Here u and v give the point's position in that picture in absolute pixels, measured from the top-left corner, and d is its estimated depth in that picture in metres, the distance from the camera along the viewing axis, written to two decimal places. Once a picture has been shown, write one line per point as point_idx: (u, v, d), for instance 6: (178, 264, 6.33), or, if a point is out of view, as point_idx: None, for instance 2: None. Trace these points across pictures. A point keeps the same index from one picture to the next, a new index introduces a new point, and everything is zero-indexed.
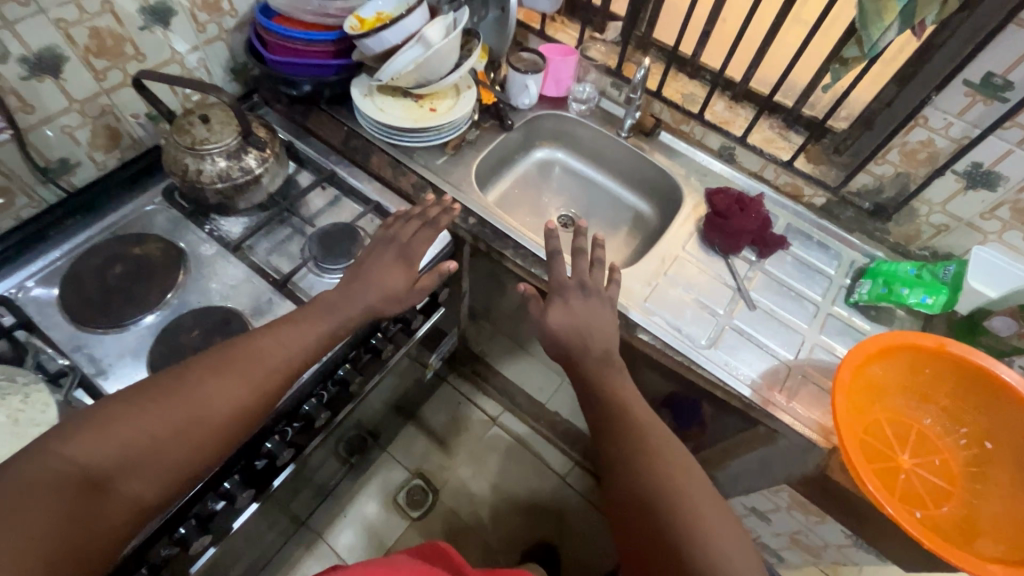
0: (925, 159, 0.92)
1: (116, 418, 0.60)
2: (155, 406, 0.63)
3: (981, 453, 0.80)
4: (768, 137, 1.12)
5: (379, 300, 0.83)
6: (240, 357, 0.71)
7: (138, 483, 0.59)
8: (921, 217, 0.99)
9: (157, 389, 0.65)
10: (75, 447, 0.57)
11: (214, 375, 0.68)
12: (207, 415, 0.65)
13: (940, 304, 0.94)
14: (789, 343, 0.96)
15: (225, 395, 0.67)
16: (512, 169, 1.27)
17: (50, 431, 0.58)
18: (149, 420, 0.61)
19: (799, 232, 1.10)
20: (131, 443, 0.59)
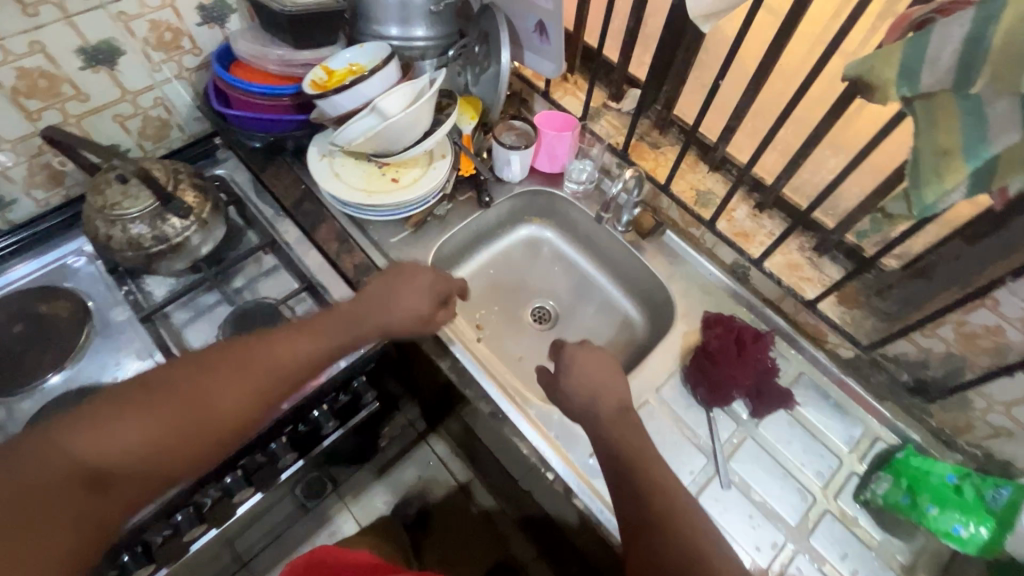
0: (989, 349, 0.69)
1: (117, 416, 0.54)
2: (165, 409, 0.56)
3: None
4: (792, 261, 0.91)
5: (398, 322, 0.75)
6: (250, 360, 0.63)
7: (132, 485, 0.54)
8: (975, 411, 0.75)
9: (166, 386, 0.58)
10: (76, 441, 0.52)
11: (227, 371, 0.61)
12: (219, 412, 0.59)
13: (977, 541, 0.71)
14: (764, 544, 0.76)
15: (237, 396, 0.61)
16: (492, 247, 1.12)
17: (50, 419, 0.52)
18: (155, 417, 0.55)
19: (812, 387, 0.89)
20: (137, 440, 0.54)
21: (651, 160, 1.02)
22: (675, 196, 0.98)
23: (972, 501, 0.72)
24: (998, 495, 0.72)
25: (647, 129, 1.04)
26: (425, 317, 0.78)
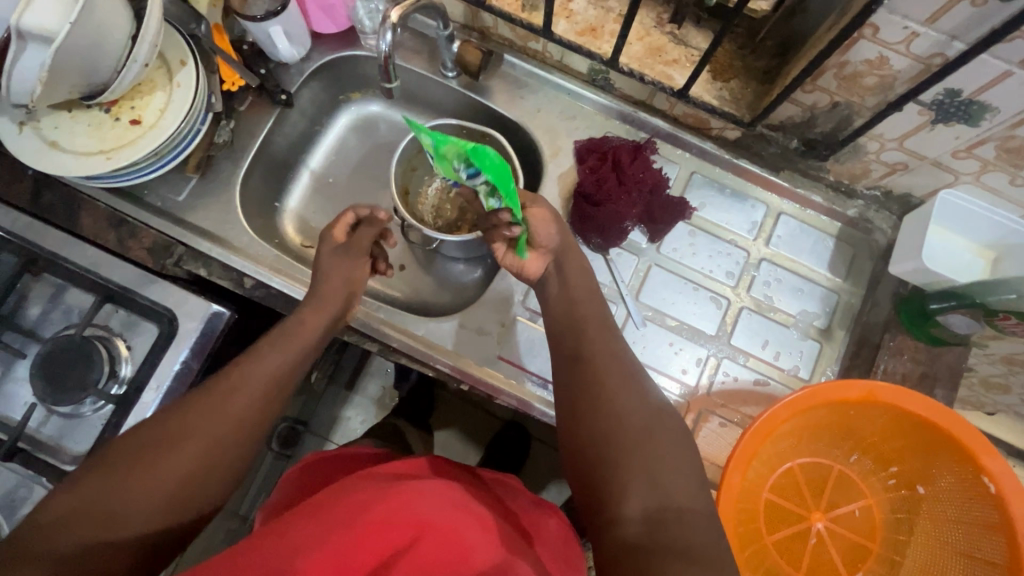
0: (874, 86, 0.59)
1: (176, 438, 0.52)
2: (179, 446, 0.51)
3: (907, 495, 0.65)
4: (654, 44, 0.74)
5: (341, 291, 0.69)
6: (218, 398, 0.55)
7: (133, 546, 0.48)
8: (870, 154, 0.68)
9: (143, 440, 0.51)
10: (188, 441, 0.52)
11: (244, 366, 0.58)
12: (244, 400, 0.56)
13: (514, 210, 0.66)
14: (688, 364, 0.75)
15: (233, 417, 0.55)
16: (318, 152, 0.90)
17: (178, 408, 0.54)
18: (134, 478, 0.49)
19: (707, 185, 0.80)
20: (195, 461, 0.51)
21: None
22: (496, 8, 0.76)
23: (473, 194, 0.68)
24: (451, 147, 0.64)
25: None
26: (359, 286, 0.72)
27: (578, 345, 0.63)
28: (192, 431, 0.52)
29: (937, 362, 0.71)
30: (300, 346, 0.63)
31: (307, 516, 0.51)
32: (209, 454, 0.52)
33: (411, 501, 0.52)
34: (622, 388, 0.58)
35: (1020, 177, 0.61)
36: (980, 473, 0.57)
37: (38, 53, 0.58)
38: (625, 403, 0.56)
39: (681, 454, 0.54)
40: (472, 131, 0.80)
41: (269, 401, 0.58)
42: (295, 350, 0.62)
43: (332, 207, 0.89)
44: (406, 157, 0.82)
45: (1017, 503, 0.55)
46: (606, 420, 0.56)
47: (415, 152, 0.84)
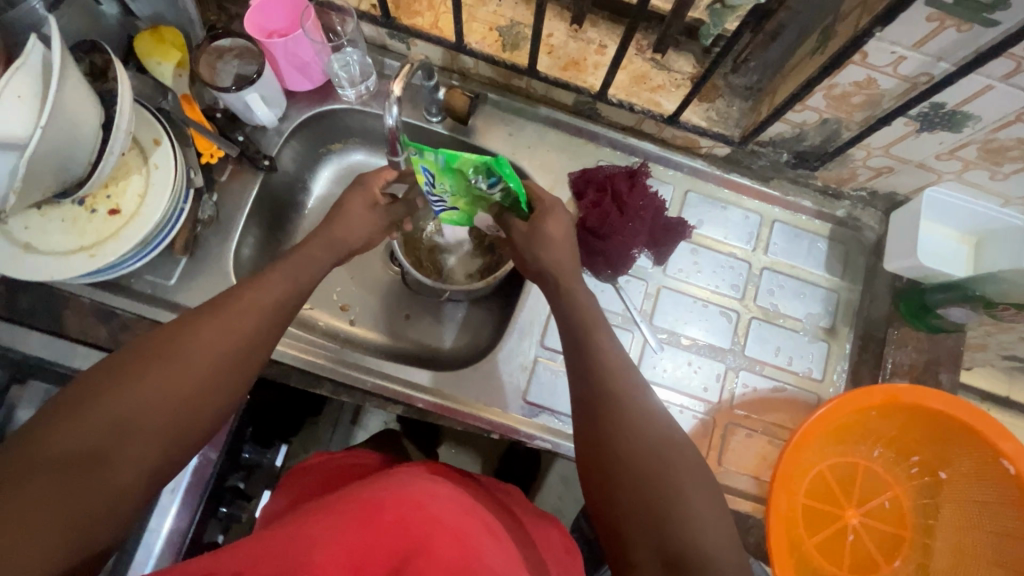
0: (863, 103, 0.61)
1: (179, 347, 0.50)
2: (181, 354, 0.50)
3: (931, 482, 0.69)
4: (638, 72, 0.75)
5: (346, 234, 0.64)
6: (226, 311, 0.53)
7: (140, 449, 0.46)
8: (857, 161, 0.71)
9: (152, 344, 0.50)
10: (193, 349, 0.50)
11: (247, 286, 0.56)
12: (248, 317, 0.54)
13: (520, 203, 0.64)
14: (709, 381, 0.77)
15: (238, 331, 0.53)
16: (304, 209, 0.87)
17: (183, 319, 0.52)
18: (143, 380, 0.47)
19: (702, 201, 0.81)
20: (198, 370, 0.50)
21: (428, 12, 0.74)
22: (478, 51, 0.75)
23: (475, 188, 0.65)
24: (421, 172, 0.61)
25: None
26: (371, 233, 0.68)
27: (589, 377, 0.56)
28: (202, 338, 0.51)
29: (938, 348, 0.75)
30: (303, 275, 0.60)
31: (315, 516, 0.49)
32: (216, 364, 0.51)
33: (424, 505, 0.50)
34: (639, 424, 0.53)
35: (1000, 172, 0.64)
36: (998, 457, 0.61)
37: (6, 159, 0.52)
38: (644, 447, 0.51)
39: (705, 496, 0.50)
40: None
41: (272, 323, 0.56)
42: (298, 277, 0.59)
43: None
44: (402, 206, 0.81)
45: None
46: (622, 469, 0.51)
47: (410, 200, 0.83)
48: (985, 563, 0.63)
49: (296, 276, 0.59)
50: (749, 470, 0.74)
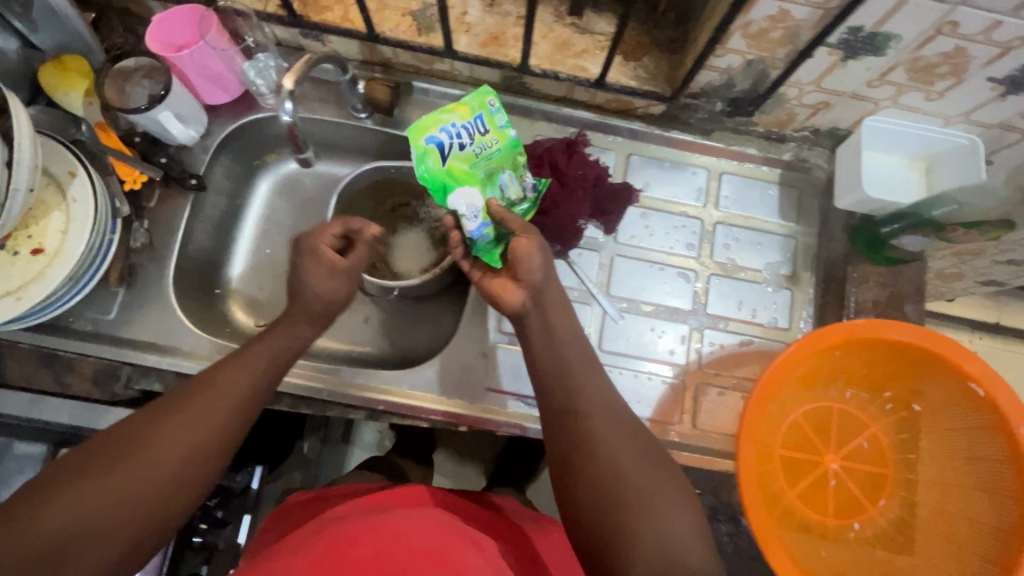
0: (782, 38, 0.59)
1: (147, 438, 0.48)
2: (149, 447, 0.48)
3: (907, 415, 0.67)
4: (560, 39, 0.72)
5: (328, 298, 0.60)
6: (202, 392, 0.52)
7: (104, 548, 0.45)
8: (791, 101, 0.69)
9: (123, 438, 0.48)
10: (161, 440, 0.48)
11: (224, 367, 0.54)
12: (223, 401, 0.52)
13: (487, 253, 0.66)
14: (674, 344, 0.75)
15: (213, 416, 0.51)
16: (246, 225, 0.85)
17: (154, 407, 0.51)
18: (114, 477, 0.46)
19: (646, 163, 0.79)
20: (169, 462, 0.48)
21: (336, 5, 0.72)
22: (393, 39, 0.73)
23: (472, 161, 0.65)
24: (500, 116, 0.67)
25: None
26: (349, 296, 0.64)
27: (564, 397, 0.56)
28: (174, 423, 0.49)
29: (900, 279, 0.73)
30: (283, 350, 0.58)
31: (288, 555, 0.52)
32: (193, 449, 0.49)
33: (400, 538, 0.51)
34: (616, 448, 0.54)
35: (934, 92, 0.63)
36: (968, 380, 0.59)
37: None
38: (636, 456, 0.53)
39: (682, 512, 0.52)
40: (399, 168, 0.79)
41: (250, 403, 0.54)
42: (278, 355, 0.57)
43: (279, 280, 0.84)
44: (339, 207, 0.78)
45: (1006, 403, 0.57)
46: (600, 496, 0.52)
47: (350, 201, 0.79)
48: (969, 493, 0.61)
49: (274, 353, 0.57)
50: (725, 429, 0.73)
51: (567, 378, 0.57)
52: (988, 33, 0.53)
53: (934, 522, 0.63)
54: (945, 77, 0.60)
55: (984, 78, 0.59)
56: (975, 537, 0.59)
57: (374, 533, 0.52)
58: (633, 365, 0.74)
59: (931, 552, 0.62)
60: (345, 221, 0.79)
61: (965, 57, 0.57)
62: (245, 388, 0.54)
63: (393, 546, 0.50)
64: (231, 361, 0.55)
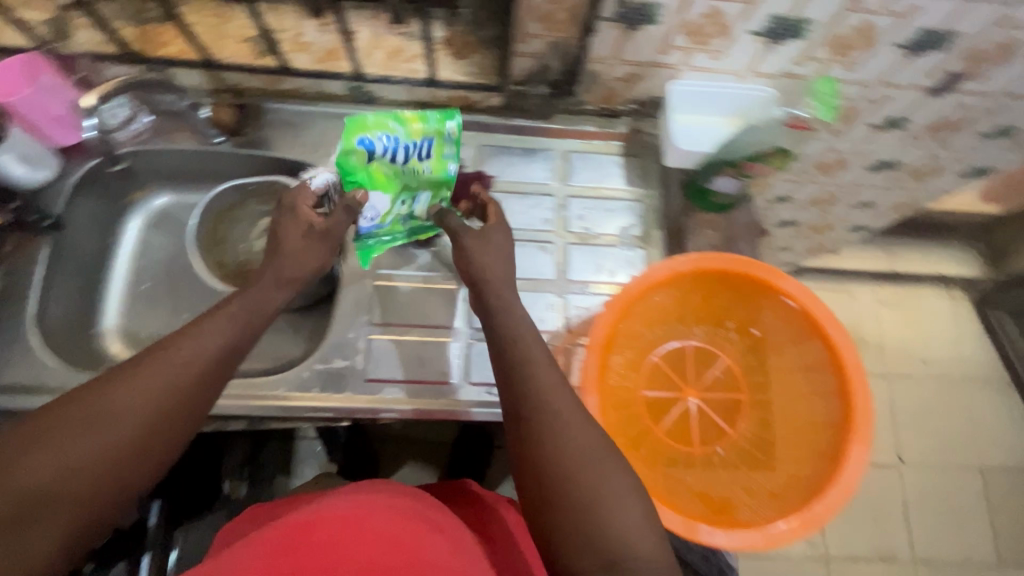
0: (567, 18, 0.66)
1: (103, 403, 0.46)
2: (105, 415, 0.45)
3: (749, 340, 0.73)
4: (390, 47, 0.78)
5: (295, 272, 0.61)
6: (157, 361, 0.49)
7: (59, 522, 0.43)
8: (604, 76, 0.77)
9: (78, 406, 0.45)
10: (118, 405, 0.46)
11: (186, 333, 0.51)
12: (185, 366, 0.49)
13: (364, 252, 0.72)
14: (543, 312, 0.79)
15: (172, 382, 0.48)
16: (119, 264, 0.85)
17: (106, 374, 0.48)
18: (64, 447, 0.43)
19: (496, 151, 0.85)
20: (131, 427, 0.46)
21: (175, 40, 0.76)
22: (233, 65, 0.77)
23: (397, 170, 0.67)
24: (449, 148, 0.67)
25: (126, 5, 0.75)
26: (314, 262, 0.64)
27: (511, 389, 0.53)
28: (131, 391, 0.46)
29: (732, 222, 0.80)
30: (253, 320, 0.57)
31: (245, 547, 0.51)
32: (153, 416, 0.47)
33: (361, 521, 0.51)
34: (572, 432, 0.50)
35: (716, 51, 0.71)
36: (782, 295, 0.65)
37: None
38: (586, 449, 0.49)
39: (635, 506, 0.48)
40: (258, 183, 0.84)
41: (216, 370, 0.52)
42: (246, 321, 0.56)
43: (158, 312, 0.84)
44: (205, 231, 0.82)
45: (814, 309, 0.64)
46: (553, 479, 0.48)
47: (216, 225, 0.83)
48: (808, 400, 0.67)
49: (234, 324, 0.54)
50: None
51: (528, 358, 0.53)
52: None
53: (786, 433, 0.69)
54: (716, 35, 0.68)
55: (747, 33, 0.68)
56: (817, 438, 0.65)
57: (328, 516, 0.51)
58: None
59: (785, 460, 0.67)
60: (211, 236, 0.83)
61: (722, 15, 0.65)
62: (208, 352, 0.51)
63: (352, 531, 0.50)
64: (192, 328, 0.52)
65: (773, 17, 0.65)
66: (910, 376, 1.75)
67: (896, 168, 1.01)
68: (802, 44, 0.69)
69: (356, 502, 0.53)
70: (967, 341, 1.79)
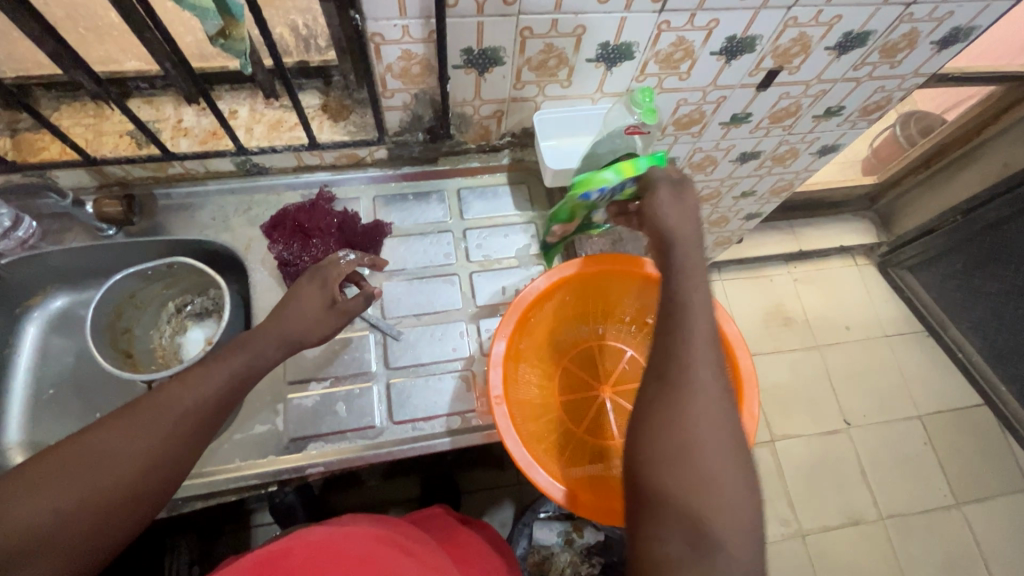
0: (423, 70, 0.73)
1: (99, 450, 0.49)
2: (101, 463, 0.49)
3: (648, 328, 0.79)
4: (271, 120, 0.83)
5: (301, 332, 0.63)
6: (153, 410, 0.52)
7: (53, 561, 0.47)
8: (474, 116, 0.84)
9: (76, 450, 0.49)
10: (113, 451, 0.50)
11: (178, 381, 0.55)
12: (175, 416, 0.53)
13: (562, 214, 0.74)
14: (457, 341, 0.82)
15: (164, 430, 0.52)
16: (17, 375, 0.82)
17: (102, 419, 0.51)
18: (68, 489, 0.47)
19: (390, 200, 0.90)
20: (124, 473, 0.50)
21: (52, 144, 0.77)
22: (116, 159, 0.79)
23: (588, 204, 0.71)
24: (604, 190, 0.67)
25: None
26: (323, 321, 0.65)
27: (660, 359, 0.55)
28: (127, 441, 0.50)
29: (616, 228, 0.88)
30: (252, 376, 0.59)
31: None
32: (146, 463, 0.51)
33: (334, 545, 0.59)
34: (705, 426, 0.51)
35: (564, 80, 0.79)
36: (660, 284, 0.72)
37: None
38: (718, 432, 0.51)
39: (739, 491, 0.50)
40: (156, 268, 0.81)
41: (207, 420, 0.55)
42: (242, 374, 0.58)
43: (63, 417, 0.81)
44: (106, 325, 0.80)
45: None
46: (671, 450, 0.50)
47: (118, 316, 0.81)
48: None
49: (227, 378, 0.57)
50: None
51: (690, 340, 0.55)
52: (556, 28, 0.70)
53: None
54: (559, 67, 0.77)
55: (584, 61, 0.76)
56: None
57: (300, 544, 0.57)
58: (425, 373, 0.80)
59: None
60: (111, 326, 0.80)
61: (557, 49, 0.73)
62: (198, 402, 0.55)
63: (326, 550, 0.57)
64: (189, 377, 0.56)
65: (601, 44, 0.74)
66: (838, 343, 1.87)
67: (759, 157, 1.13)
68: (635, 63, 0.78)
69: (329, 534, 0.61)
70: (880, 301, 1.94)
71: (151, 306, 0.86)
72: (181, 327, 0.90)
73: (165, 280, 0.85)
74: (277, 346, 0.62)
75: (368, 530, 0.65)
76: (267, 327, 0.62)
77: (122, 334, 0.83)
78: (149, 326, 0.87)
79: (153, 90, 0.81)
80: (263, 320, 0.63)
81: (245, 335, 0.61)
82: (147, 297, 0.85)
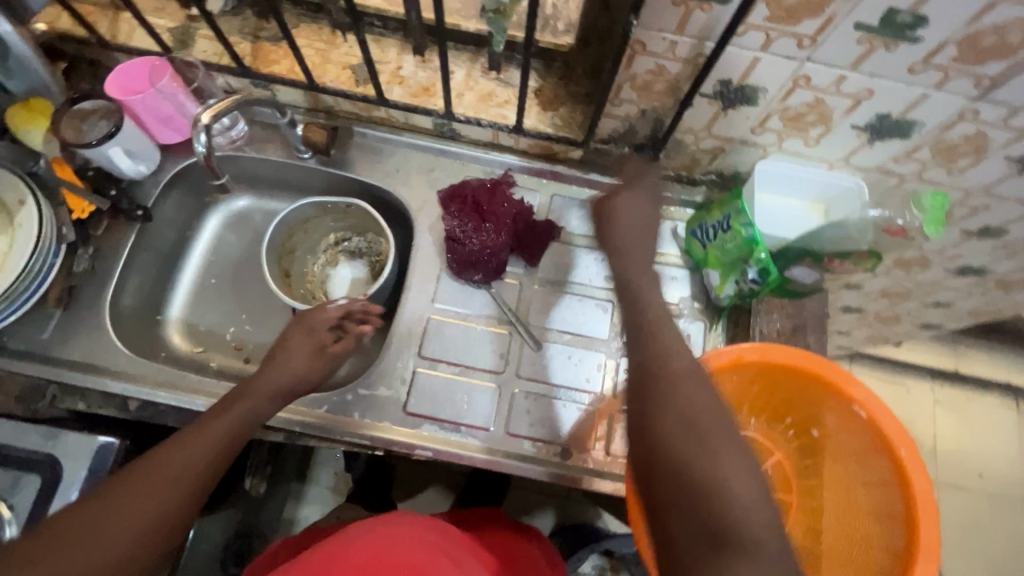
0: (665, 90, 0.66)
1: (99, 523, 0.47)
2: (100, 532, 0.47)
3: (809, 440, 0.70)
4: (484, 90, 0.80)
5: (296, 385, 0.65)
6: (153, 474, 0.51)
7: None
8: (691, 146, 0.76)
9: (74, 523, 0.47)
10: (117, 521, 0.48)
11: (174, 442, 0.54)
12: (182, 475, 0.52)
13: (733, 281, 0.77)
14: (591, 372, 0.78)
15: (169, 491, 0.51)
16: (193, 257, 0.89)
17: (93, 493, 0.49)
18: (72, 559, 0.45)
19: (567, 202, 0.85)
20: (129, 538, 0.48)
21: (284, 60, 0.80)
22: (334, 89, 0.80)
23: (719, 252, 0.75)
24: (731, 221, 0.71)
25: (246, 21, 0.80)
26: (315, 374, 0.67)
27: (643, 394, 0.48)
28: (132, 505, 0.49)
29: (804, 312, 0.78)
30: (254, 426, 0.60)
31: None
32: (159, 522, 0.50)
33: (384, 551, 0.52)
34: (709, 435, 0.44)
35: (811, 138, 0.69)
36: (852, 403, 0.63)
37: None
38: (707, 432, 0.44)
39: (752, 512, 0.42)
40: (335, 204, 0.84)
41: (212, 473, 0.54)
42: (243, 430, 0.59)
43: (219, 309, 0.87)
44: (278, 242, 0.84)
45: (887, 422, 0.61)
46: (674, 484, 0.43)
47: (289, 236, 0.86)
48: (866, 515, 0.63)
49: (229, 431, 0.57)
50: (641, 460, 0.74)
51: (668, 365, 0.48)
52: (838, 85, 0.60)
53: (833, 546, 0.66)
54: (816, 124, 0.67)
55: (848, 126, 0.66)
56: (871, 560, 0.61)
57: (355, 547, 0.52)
58: (550, 394, 0.76)
59: None
60: (280, 245, 0.85)
61: (824, 106, 0.63)
62: (202, 459, 0.54)
63: (378, 559, 0.51)
64: (184, 436, 0.55)
65: (879, 115, 0.63)
66: (963, 488, 1.60)
67: (985, 275, 0.95)
68: (905, 144, 0.67)
69: (384, 536, 0.54)
70: None
71: (317, 235, 0.89)
72: (334, 261, 0.91)
73: (336, 216, 0.87)
74: (272, 401, 0.63)
75: (427, 536, 0.58)
76: (261, 381, 0.63)
77: (286, 254, 0.87)
78: (308, 253, 0.90)
79: (384, 30, 0.80)
80: (258, 372, 0.64)
81: (238, 391, 0.61)
82: (316, 226, 0.88)
